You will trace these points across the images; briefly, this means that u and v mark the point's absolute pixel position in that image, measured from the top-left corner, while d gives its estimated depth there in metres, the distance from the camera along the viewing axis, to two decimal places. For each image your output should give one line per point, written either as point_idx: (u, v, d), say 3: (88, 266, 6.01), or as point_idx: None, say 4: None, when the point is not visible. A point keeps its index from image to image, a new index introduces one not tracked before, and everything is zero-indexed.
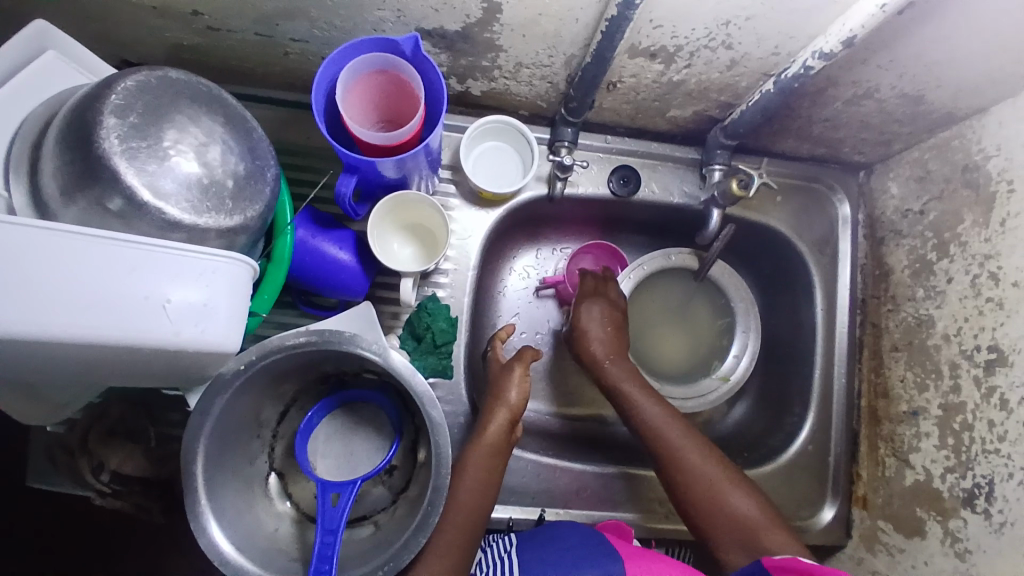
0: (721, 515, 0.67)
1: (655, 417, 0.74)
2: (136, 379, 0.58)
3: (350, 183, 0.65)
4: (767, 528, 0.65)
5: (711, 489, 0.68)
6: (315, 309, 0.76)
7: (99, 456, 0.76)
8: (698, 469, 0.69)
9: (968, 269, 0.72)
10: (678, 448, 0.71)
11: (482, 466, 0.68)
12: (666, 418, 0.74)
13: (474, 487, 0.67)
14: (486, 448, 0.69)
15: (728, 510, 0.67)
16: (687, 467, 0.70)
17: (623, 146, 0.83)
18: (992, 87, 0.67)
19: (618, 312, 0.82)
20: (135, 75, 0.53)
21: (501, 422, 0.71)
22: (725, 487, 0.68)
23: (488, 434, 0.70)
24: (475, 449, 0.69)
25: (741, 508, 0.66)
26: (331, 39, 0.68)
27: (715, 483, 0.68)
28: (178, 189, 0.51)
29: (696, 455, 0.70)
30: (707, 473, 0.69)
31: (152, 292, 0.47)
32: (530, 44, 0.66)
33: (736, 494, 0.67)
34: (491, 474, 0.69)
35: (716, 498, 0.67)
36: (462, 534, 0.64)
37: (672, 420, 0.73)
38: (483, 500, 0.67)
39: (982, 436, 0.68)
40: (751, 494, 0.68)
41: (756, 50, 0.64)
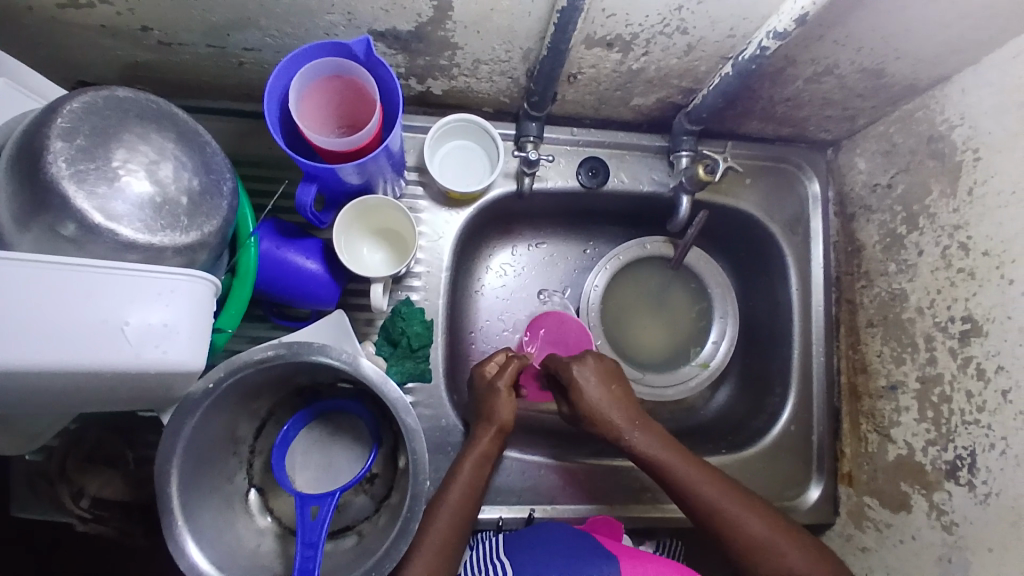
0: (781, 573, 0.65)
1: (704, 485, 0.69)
2: (104, 405, 0.57)
3: (310, 192, 0.64)
4: None
5: (782, 561, 0.66)
6: (287, 321, 0.75)
7: (79, 483, 0.76)
8: (763, 538, 0.67)
9: (938, 240, 0.72)
10: (740, 517, 0.68)
11: (471, 473, 0.69)
12: (726, 495, 0.69)
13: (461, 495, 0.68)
14: (477, 457, 0.70)
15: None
16: (760, 546, 0.67)
17: (589, 138, 0.83)
18: (951, 56, 0.67)
19: (610, 364, 0.78)
20: (81, 97, 0.52)
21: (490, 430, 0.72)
22: (784, 546, 0.66)
23: (481, 442, 0.72)
24: (469, 454, 0.71)
25: (806, 570, 0.65)
26: (284, 46, 0.67)
27: (790, 555, 0.66)
28: (130, 209, 0.50)
29: (766, 531, 0.67)
30: (778, 547, 0.66)
31: (108, 315, 0.46)
32: (485, 40, 0.65)
33: (792, 553, 0.66)
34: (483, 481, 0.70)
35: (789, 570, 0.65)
36: (452, 529, 0.65)
37: (734, 497, 0.69)
38: (470, 500, 0.68)
39: (961, 406, 0.68)
40: (807, 549, 0.66)
41: (712, 34, 0.64)
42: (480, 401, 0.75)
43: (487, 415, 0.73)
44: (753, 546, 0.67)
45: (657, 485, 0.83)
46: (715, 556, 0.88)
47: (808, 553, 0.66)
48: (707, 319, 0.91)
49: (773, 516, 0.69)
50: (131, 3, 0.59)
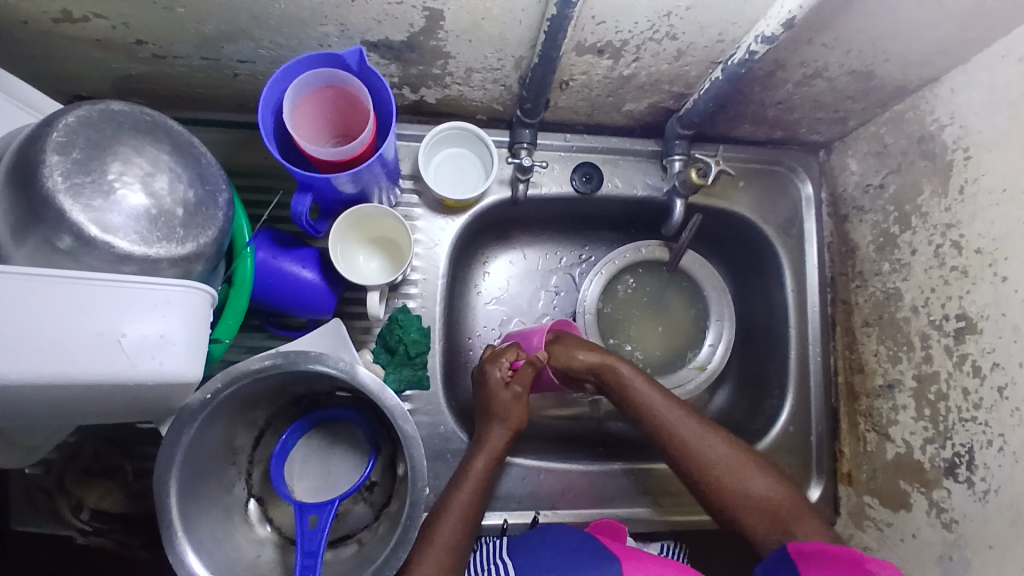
0: (749, 499, 0.68)
1: (671, 419, 0.72)
2: (103, 417, 0.57)
3: (305, 202, 0.64)
4: (798, 513, 0.68)
5: (738, 488, 0.69)
6: (284, 330, 0.75)
7: (78, 495, 0.77)
8: (726, 464, 0.70)
9: (931, 240, 0.73)
10: (705, 447, 0.71)
11: (484, 471, 0.70)
12: (689, 426, 0.72)
13: (474, 493, 0.69)
14: (489, 454, 0.71)
15: (755, 495, 0.69)
16: (712, 470, 0.70)
17: (583, 144, 0.84)
18: (939, 57, 0.68)
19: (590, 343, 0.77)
20: (76, 111, 0.52)
21: (505, 427, 0.73)
22: (748, 472, 0.70)
23: (493, 439, 0.72)
24: (480, 452, 0.71)
25: (765, 490, 0.69)
26: (278, 57, 0.67)
27: (744, 476, 0.69)
28: (126, 222, 0.51)
29: (722, 455, 0.70)
30: (732, 470, 0.70)
31: (105, 327, 0.46)
32: (477, 49, 0.66)
33: (759, 481, 0.69)
34: (490, 481, 0.71)
35: (740, 490, 0.69)
36: (461, 530, 0.66)
37: (691, 423, 0.72)
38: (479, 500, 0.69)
39: (958, 404, 0.68)
40: (767, 472, 0.70)
41: (701, 39, 0.64)
42: (495, 398, 0.73)
43: (503, 415, 0.73)
44: (713, 474, 0.70)
45: (658, 489, 0.83)
46: (717, 559, 0.88)
47: (767, 475, 0.70)
48: (704, 321, 0.91)
49: (734, 440, 0.72)
50: (126, 16, 0.59)
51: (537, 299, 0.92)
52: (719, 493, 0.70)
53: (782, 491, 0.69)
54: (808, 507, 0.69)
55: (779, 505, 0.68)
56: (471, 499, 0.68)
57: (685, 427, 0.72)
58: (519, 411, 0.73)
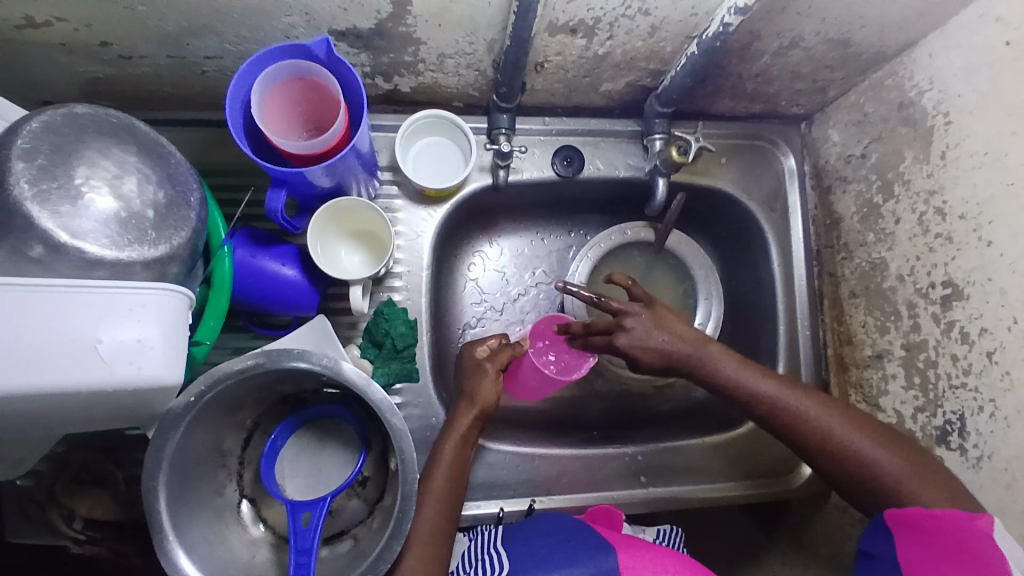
0: (862, 467, 0.64)
1: (777, 392, 0.69)
2: (87, 425, 0.56)
3: (280, 198, 0.63)
4: (915, 479, 0.62)
5: (850, 458, 0.65)
6: (268, 329, 0.74)
7: (70, 504, 0.76)
8: (831, 432, 0.66)
9: (914, 207, 0.72)
10: (812, 417, 0.67)
11: (454, 453, 0.69)
12: (799, 398, 0.69)
13: (449, 475, 0.68)
14: (457, 437, 0.70)
15: (867, 464, 0.64)
16: (826, 441, 0.66)
17: (563, 127, 0.83)
18: (916, 20, 0.67)
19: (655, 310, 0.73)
20: (39, 116, 0.51)
21: (471, 409, 0.72)
22: (862, 441, 0.65)
23: (462, 421, 0.71)
24: (449, 435, 0.70)
25: (884, 462, 0.64)
26: (245, 52, 0.66)
27: (868, 452, 0.65)
28: (95, 226, 0.49)
29: (836, 426, 0.67)
30: (848, 442, 0.66)
31: (80, 334, 0.45)
32: (447, 34, 0.65)
33: (873, 449, 0.64)
34: (465, 463, 0.70)
35: (859, 463, 0.65)
36: (439, 514, 0.66)
37: (798, 394, 0.69)
38: (456, 483, 0.68)
39: (947, 370, 0.68)
40: (887, 443, 0.65)
41: (674, 13, 0.63)
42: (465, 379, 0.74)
43: (469, 395, 0.73)
44: (824, 443, 0.66)
45: (652, 469, 0.83)
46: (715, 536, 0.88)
47: (885, 445, 0.65)
48: (692, 299, 0.91)
49: (854, 412, 0.68)
50: (89, 18, 0.58)
51: (525, 286, 0.91)
52: (839, 468, 0.66)
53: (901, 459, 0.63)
54: (941, 475, 0.62)
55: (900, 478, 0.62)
56: (445, 481, 0.68)
57: (795, 400, 0.68)
58: (487, 390, 0.73)
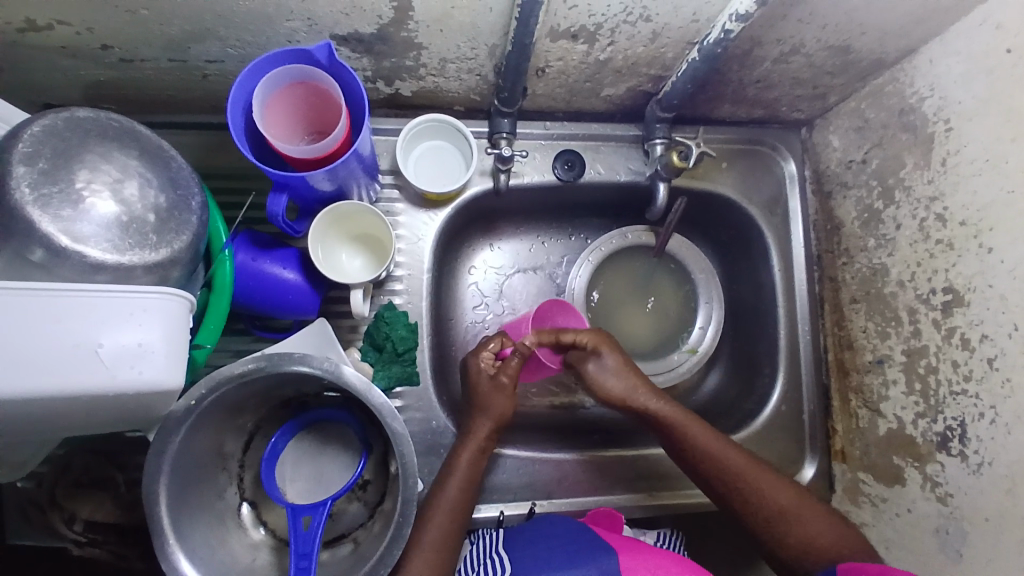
0: (793, 533, 0.68)
1: (722, 453, 0.72)
2: (88, 429, 0.56)
3: (281, 202, 0.63)
4: (840, 545, 0.67)
5: (785, 524, 0.69)
6: (270, 333, 0.74)
7: (71, 508, 0.76)
8: (770, 499, 0.70)
9: (915, 213, 0.72)
10: (752, 483, 0.71)
11: (469, 465, 0.70)
12: (742, 462, 0.72)
13: (462, 486, 0.69)
14: (474, 449, 0.71)
15: (800, 532, 0.68)
16: (764, 507, 0.70)
17: (564, 131, 0.83)
18: (916, 28, 0.67)
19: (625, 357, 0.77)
20: (41, 120, 0.51)
21: (489, 421, 0.72)
22: (798, 510, 0.69)
23: (478, 433, 0.72)
24: (465, 447, 0.71)
25: (829, 539, 0.67)
26: (247, 56, 0.66)
27: (801, 520, 0.69)
28: (96, 230, 0.49)
29: (789, 502, 0.70)
30: (797, 518, 0.69)
31: (81, 337, 0.46)
32: (449, 39, 0.65)
33: (806, 518, 0.69)
34: (479, 473, 0.71)
35: (799, 537, 0.68)
36: (451, 524, 0.67)
37: (757, 469, 0.72)
38: (468, 493, 0.69)
39: (948, 376, 0.68)
40: (828, 519, 0.69)
41: (675, 20, 0.63)
42: (479, 393, 0.73)
43: (485, 408, 0.73)
44: (761, 508, 0.70)
45: (653, 473, 0.83)
46: (715, 541, 0.88)
47: (828, 521, 0.69)
48: (692, 303, 0.91)
49: (797, 487, 0.72)
50: (91, 22, 0.58)
51: (525, 289, 0.91)
52: (786, 541, 0.68)
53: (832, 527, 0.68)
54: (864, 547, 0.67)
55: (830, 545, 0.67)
56: (458, 492, 0.69)
57: (738, 462, 0.72)
58: (503, 404, 0.73)
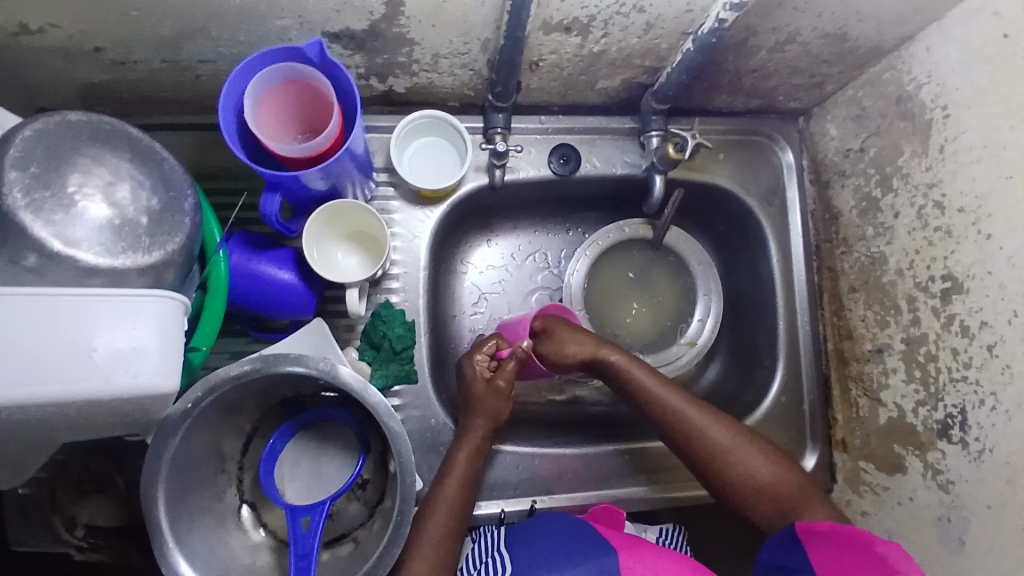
0: (749, 483, 0.69)
1: (675, 400, 0.73)
2: (85, 432, 0.56)
3: (274, 202, 0.63)
4: (794, 492, 0.68)
5: (739, 471, 0.70)
6: (266, 333, 0.74)
7: (72, 511, 0.76)
8: (721, 446, 0.71)
9: (913, 201, 0.72)
10: (704, 429, 0.71)
11: (468, 464, 0.70)
12: (695, 409, 0.73)
13: (461, 485, 0.69)
14: (471, 448, 0.71)
15: (753, 479, 0.69)
16: (715, 455, 0.71)
17: (559, 125, 0.82)
18: (913, 15, 0.66)
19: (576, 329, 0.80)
20: (32, 124, 0.51)
21: (484, 423, 0.72)
22: (750, 457, 0.70)
23: (473, 432, 0.72)
24: (461, 447, 0.71)
25: (767, 477, 0.69)
26: (238, 54, 0.66)
27: (753, 467, 0.70)
28: (89, 233, 0.49)
29: (729, 440, 0.71)
30: (736, 457, 0.70)
31: (76, 343, 0.45)
32: (441, 33, 0.64)
33: (758, 463, 0.70)
34: (477, 473, 0.71)
35: (752, 484, 0.69)
36: (451, 524, 0.67)
37: (704, 414, 0.72)
38: (468, 493, 0.69)
39: (948, 365, 0.68)
40: (767, 457, 0.70)
41: (669, 10, 0.63)
42: (473, 394, 0.73)
43: (479, 406, 0.73)
44: (714, 455, 0.71)
45: (653, 466, 0.83)
46: (717, 532, 0.88)
47: (768, 460, 0.70)
48: (691, 295, 0.91)
49: (741, 429, 0.72)
50: (80, 24, 0.57)
51: (523, 284, 0.91)
52: (737, 486, 0.70)
53: (786, 476, 0.69)
54: (816, 491, 0.69)
55: (784, 492, 0.69)
56: (457, 492, 0.68)
57: (690, 410, 0.72)
58: (497, 405, 0.73)
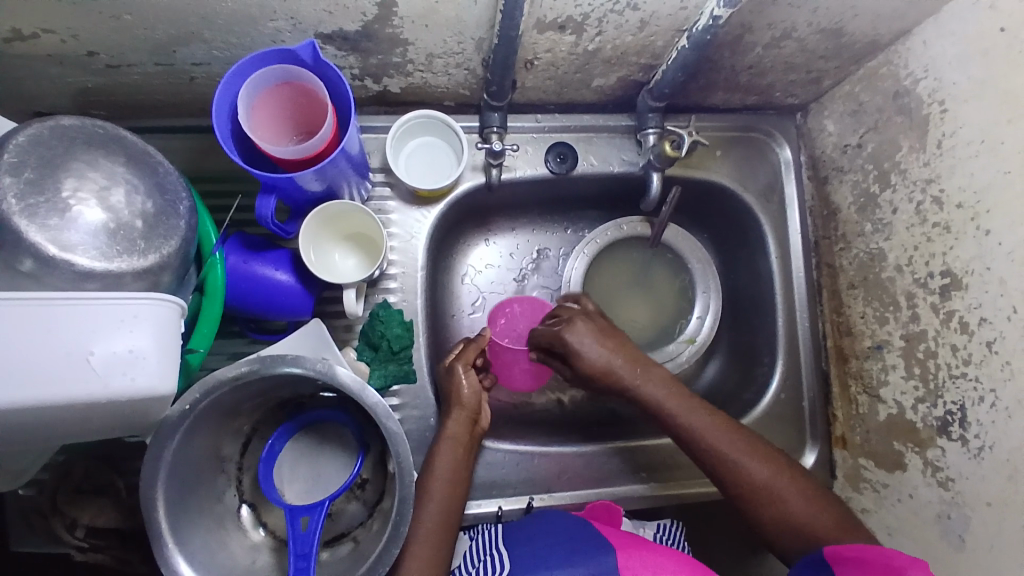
0: (778, 516, 0.66)
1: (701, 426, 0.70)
2: (83, 436, 0.56)
3: (270, 204, 0.63)
4: (827, 527, 0.65)
5: (769, 504, 0.67)
6: (264, 334, 0.74)
7: (72, 514, 0.76)
8: (752, 477, 0.68)
9: (912, 196, 0.72)
10: (733, 458, 0.68)
11: (448, 457, 0.69)
12: (726, 438, 0.69)
13: (444, 479, 0.68)
14: (450, 441, 0.70)
15: (785, 512, 0.66)
16: (746, 486, 0.68)
17: (555, 123, 0.82)
18: (909, 9, 0.66)
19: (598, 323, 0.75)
20: (26, 129, 0.51)
21: (462, 418, 0.72)
22: (784, 489, 0.67)
23: (450, 425, 0.72)
24: (440, 442, 0.71)
25: (803, 513, 0.66)
26: (232, 57, 0.66)
27: (786, 500, 0.66)
28: (85, 238, 0.49)
29: (766, 477, 0.67)
30: (773, 494, 0.67)
31: (72, 347, 0.46)
32: (435, 33, 0.64)
33: (792, 497, 0.66)
34: (462, 464, 0.70)
35: (781, 517, 0.66)
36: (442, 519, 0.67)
37: (734, 443, 0.69)
38: (457, 486, 0.69)
39: (947, 361, 0.67)
40: (806, 495, 0.67)
41: (664, 7, 0.63)
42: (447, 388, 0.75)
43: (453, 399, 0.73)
44: (744, 486, 0.68)
45: (652, 464, 0.83)
46: (718, 530, 0.88)
47: (803, 495, 0.67)
48: (690, 293, 0.91)
49: (778, 458, 0.69)
50: (74, 28, 0.57)
51: (521, 283, 0.91)
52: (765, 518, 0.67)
53: (820, 510, 0.66)
54: (853, 527, 0.65)
55: (815, 526, 0.65)
56: (442, 487, 0.68)
57: (720, 438, 0.69)
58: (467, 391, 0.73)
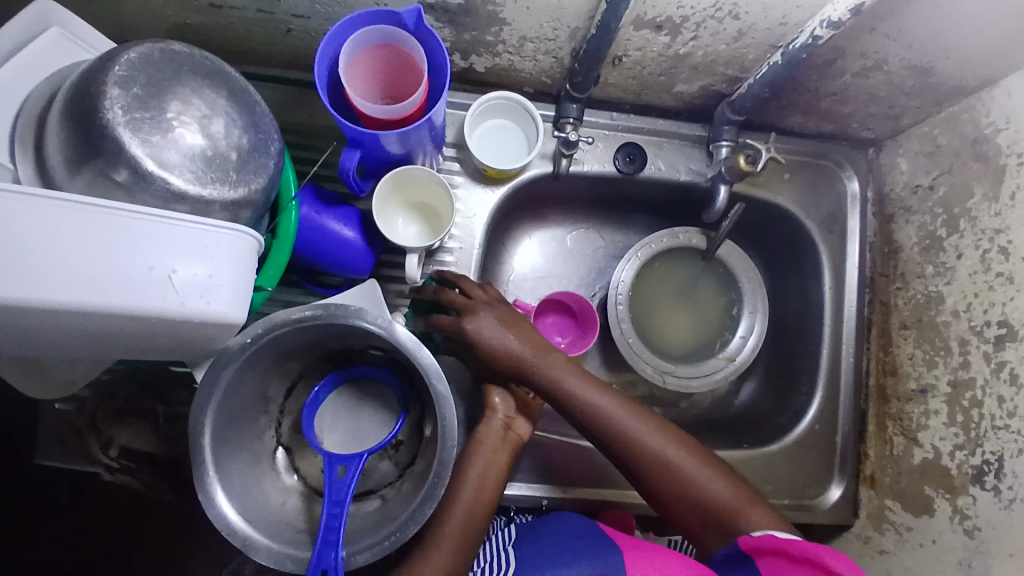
0: (689, 496, 0.64)
1: (602, 403, 0.67)
2: (144, 353, 0.58)
3: (353, 158, 0.65)
4: (742, 504, 0.63)
5: (675, 482, 0.65)
6: (320, 287, 0.76)
7: (109, 433, 0.77)
8: (656, 455, 0.65)
9: (978, 244, 0.71)
10: (638, 436, 0.66)
11: (480, 465, 0.69)
12: (630, 418, 0.67)
13: (475, 486, 0.68)
14: (485, 449, 0.71)
15: (696, 491, 0.64)
16: (650, 464, 0.65)
17: (629, 124, 0.83)
18: (1001, 58, 0.66)
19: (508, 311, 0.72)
20: (138, 48, 0.52)
21: (495, 424, 0.73)
22: (693, 470, 0.65)
23: (487, 435, 0.72)
24: (475, 454, 0.70)
25: (714, 491, 0.64)
26: (332, 14, 0.67)
27: (696, 479, 0.65)
28: (182, 160, 0.51)
29: (668, 450, 0.66)
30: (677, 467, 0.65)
31: (157, 263, 0.47)
32: (533, 17, 0.65)
33: (703, 474, 0.65)
34: (495, 472, 0.70)
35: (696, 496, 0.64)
36: (468, 523, 0.66)
37: (638, 420, 0.67)
38: (487, 495, 0.68)
39: (992, 411, 0.67)
40: (716, 470, 0.65)
41: (763, 21, 0.63)
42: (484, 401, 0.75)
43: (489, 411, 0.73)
44: (648, 463, 0.65)
45: None
46: None
47: (716, 473, 0.65)
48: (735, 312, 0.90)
49: (680, 436, 0.68)
50: None
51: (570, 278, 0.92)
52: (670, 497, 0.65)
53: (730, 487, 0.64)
54: (766, 503, 0.64)
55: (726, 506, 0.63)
56: (472, 494, 0.68)
57: (626, 418, 0.67)
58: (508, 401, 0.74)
